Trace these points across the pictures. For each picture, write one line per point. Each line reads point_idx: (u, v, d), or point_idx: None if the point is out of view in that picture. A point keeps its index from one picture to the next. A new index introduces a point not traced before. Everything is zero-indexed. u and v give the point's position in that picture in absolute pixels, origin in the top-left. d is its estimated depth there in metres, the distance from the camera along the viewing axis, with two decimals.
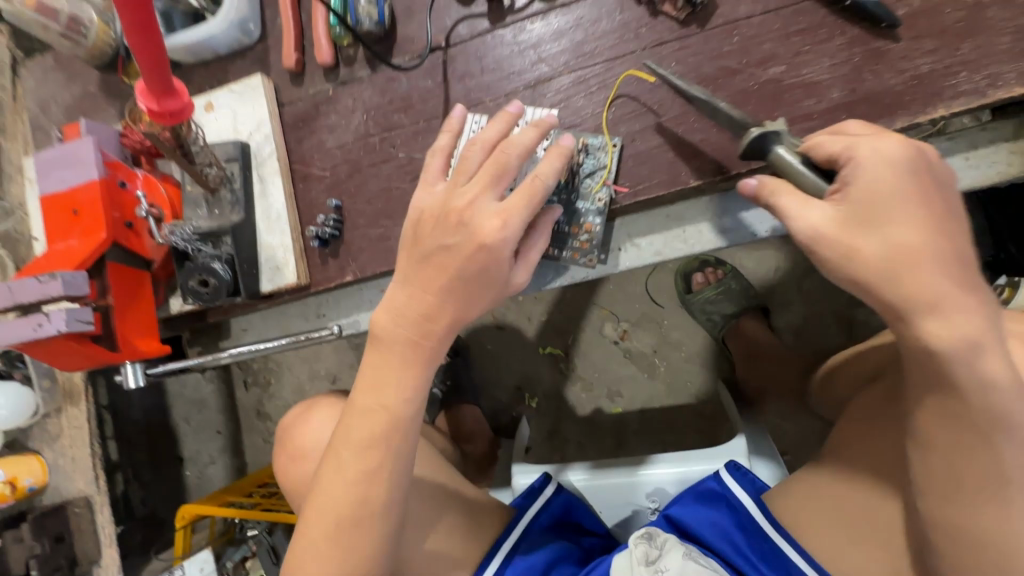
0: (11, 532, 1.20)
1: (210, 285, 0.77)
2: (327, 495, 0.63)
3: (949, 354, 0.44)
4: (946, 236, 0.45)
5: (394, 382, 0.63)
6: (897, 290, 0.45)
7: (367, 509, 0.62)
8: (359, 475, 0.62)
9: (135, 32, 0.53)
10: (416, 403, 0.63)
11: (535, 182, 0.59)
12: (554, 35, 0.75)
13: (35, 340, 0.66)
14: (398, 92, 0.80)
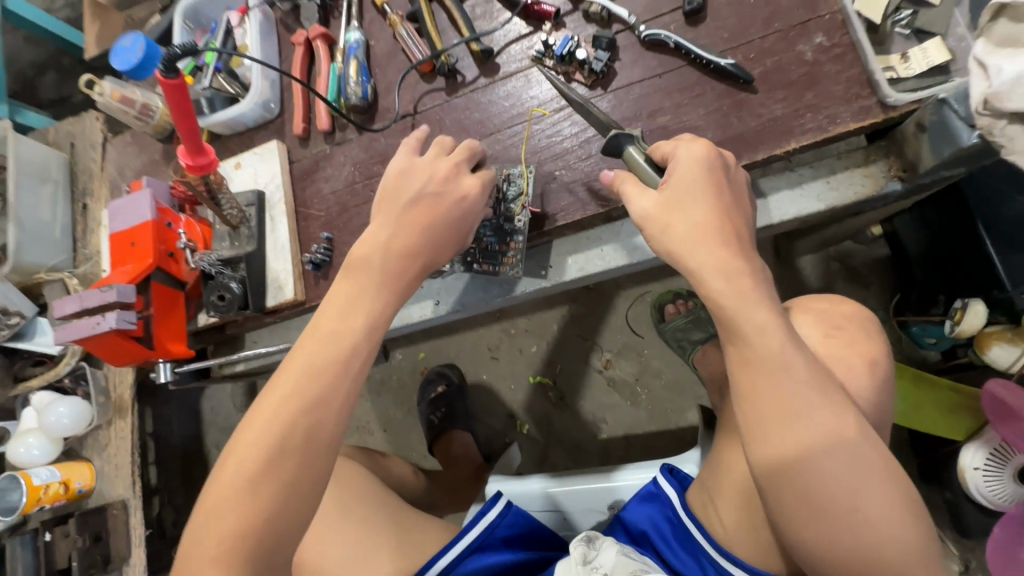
0: (60, 528, 1.40)
1: (226, 299, 0.99)
2: (273, 412, 0.66)
3: (729, 303, 0.70)
4: (728, 215, 0.73)
5: (361, 310, 0.73)
6: (697, 257, 0.71)
7: (311, 432, 0.66)
8: (310, 394, 0.67)
9: (175, 107, 0.75)
10: (374, 333, 0.73)
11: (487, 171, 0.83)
12: (494, 101, 0.96)
13: (93, 335, 0.88)
14: (378, 149, 1.03)
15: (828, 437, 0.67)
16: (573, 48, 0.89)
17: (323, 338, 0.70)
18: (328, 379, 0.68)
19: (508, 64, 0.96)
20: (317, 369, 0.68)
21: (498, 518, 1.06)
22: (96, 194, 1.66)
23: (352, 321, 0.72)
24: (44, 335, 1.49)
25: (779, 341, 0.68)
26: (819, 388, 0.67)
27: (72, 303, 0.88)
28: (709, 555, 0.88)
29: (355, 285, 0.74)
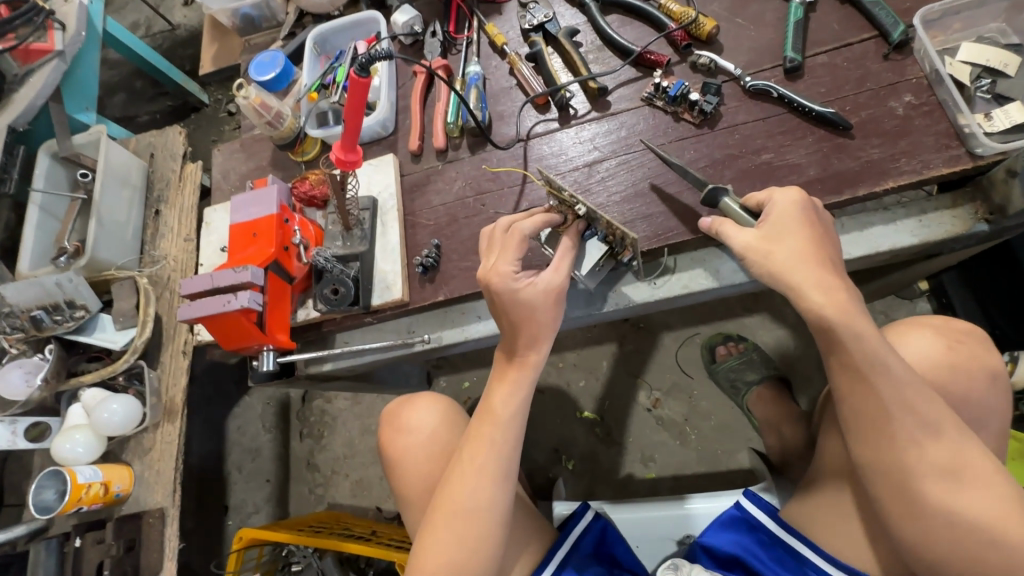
0: (92, 534, 1.32)
1: (339, 293, 1.03)
2: (452, 492, 0.81)
3: (827, 311, 0.74)
4: (822, 245, 0.78)
5: (504, 393, 0.85)
6: (796, 276, 0.76)
7: (484, 505, 0.79)
8: (476, 470, 0.81)
9: (354, 90, 0.83)
10: (518, 408, 0.83)
11: (513, 231, 0.86)
12: (604, 132, 1.06)
13: (222, 313, 0.90)
14: (490, 168, 1.11)
15: (932, 445, 0.71)
16: (686, 91, 1.00)
17: (476, 431, 0.83)
18: (481, 473, 0.80)
19: (619, 103, 1.07)
20: (472, 464, 0.81)
21: (594, 520, 1.04)
22: (171, 202, 1.72)
23: (490, 414, 0.83)
24: (105, 331, 1.48)
25: (876, 347, 0.73)
26: (924, 398, 0.71)
27: (204, 283, 0.92)
28: (816, 566, 0.90)
29: (502, 372, 0.87)
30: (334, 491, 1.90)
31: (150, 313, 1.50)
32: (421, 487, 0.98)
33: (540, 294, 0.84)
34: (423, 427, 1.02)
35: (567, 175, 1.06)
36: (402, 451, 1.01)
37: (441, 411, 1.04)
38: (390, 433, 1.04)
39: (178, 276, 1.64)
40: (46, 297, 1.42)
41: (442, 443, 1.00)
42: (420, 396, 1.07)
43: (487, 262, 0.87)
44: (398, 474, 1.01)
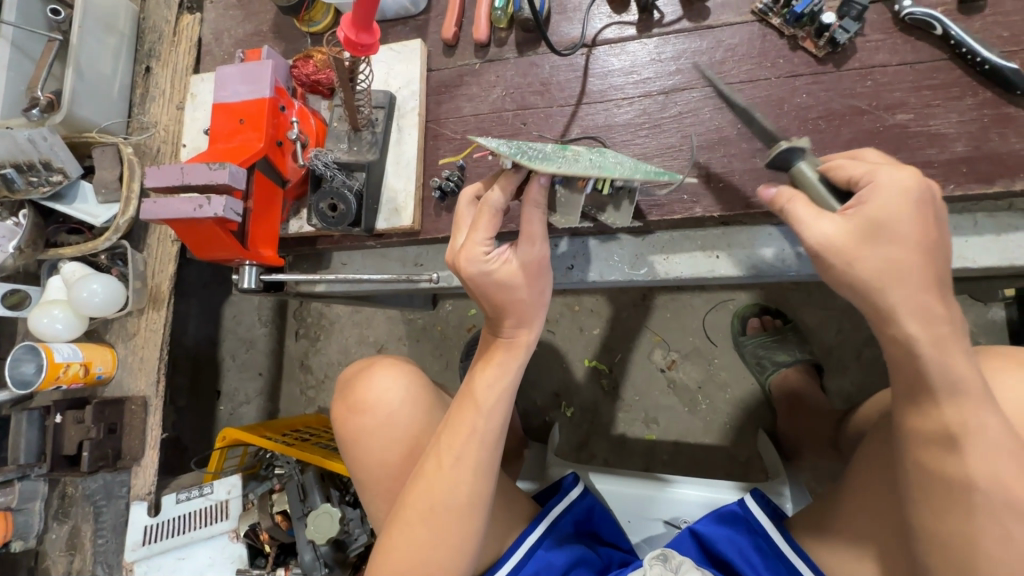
0: (72, 413, 1.28)
1: (338, 210, 0.85)
2: (429, 486, 0.79)
3: (919, 343, 0.60)
4: (926, 259, 0.61)
5: (487, 375, 0.82)
6: (889, 298, 0.61)
7: (464, 498, 0.78)
8: (452, 461, 0.79)
9: None
10: (496, 391, 0.81)
11: (487, 203, 0.74)
12: (693, 52, 0.82)
13: (192, 219, 0.74)
14: (539, 76, 0.89)
15: (1009, 509, 0.57)
16: (818, 8, 0.74)
17: (457, 418, 0.81)
18: (459, 464, 0.79)
19: (720, 13, 0.82)
20: (439, 461, 0.80)
21: (577, 499, 1.06)
22: (163, 58, 1.48)
23: (471, 398, 0.81)
24: (86, 202, 1.35)
25: (972, 388, 0.59)
26: (993, 435, 0.59)
27: (171, 177, 0.75)
28: None
29: (489, 356, 0.83)
30: (325, 395, 1.85)
31: (135, 189, 1.34)
32: (384, 470, 0.98)
33: (518, 272, 0.77)
34: (377, 403, 1.00)
35: (640, 101, 0.84)
36: (357, 433, 1.00)
37: (393, 382, 1.02)
38: (346, 410, 1.03)
39: (168, 149, 1.45)
40: (18, 152, 1.26)
41: (395, 421, 0.99)
42: (380, 364, 1.07)
43: (458, 238, 0.77)
44: (359, 452, 1.00)
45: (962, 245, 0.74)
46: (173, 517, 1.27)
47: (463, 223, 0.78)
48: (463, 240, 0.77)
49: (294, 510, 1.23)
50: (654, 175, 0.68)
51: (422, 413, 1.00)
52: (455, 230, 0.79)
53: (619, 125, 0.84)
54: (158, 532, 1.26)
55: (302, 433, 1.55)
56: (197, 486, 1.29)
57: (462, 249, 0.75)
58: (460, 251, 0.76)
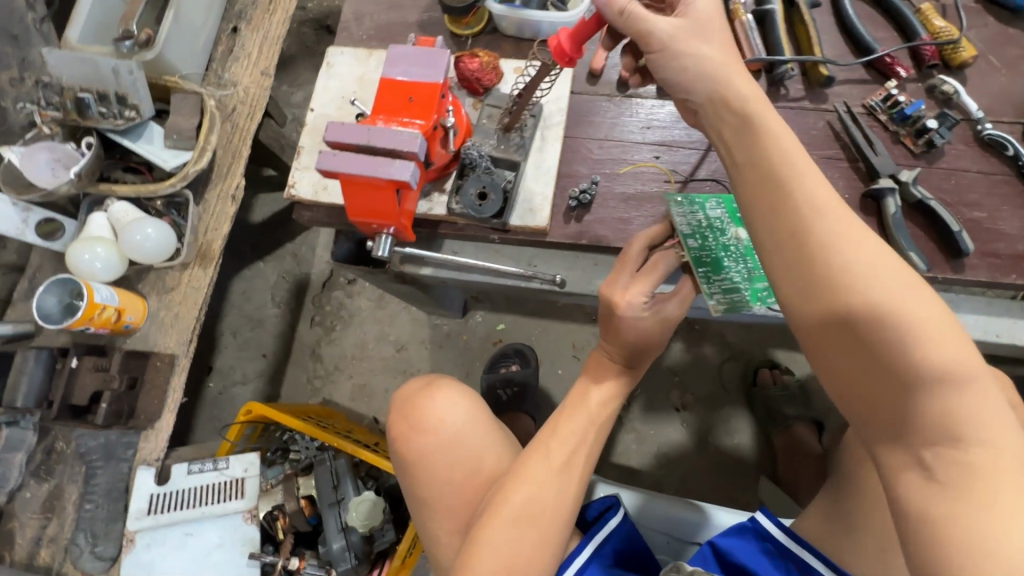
0: (93, 360, 1.19)
1: (486, 201, 0.90)
2: (534, 490, 0.79)
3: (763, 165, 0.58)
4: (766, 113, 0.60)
5: (598, 390, 0.88)
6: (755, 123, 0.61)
7: (567, 503, 0.80)
8: (562, 465, 0.81)
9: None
10: (608, 405, 0.87)
11: (659, 262, 0.80)
12: (812, 127, 0.96)
13: (374, 179, 0.77)
14: (673, 120, 1.00)
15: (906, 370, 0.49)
16: (921, 114, 0.91)
17: (566, 424, 0.85)
18: (568, 466, 0.82)
19: (836, 101, 0.97)
20: (548, 461, 0.81)
21: (616, 528, 1.09)
22: (254, 23, 1.49)
23: (584, 408, 0.86)
24: (152, 145, 1.29)
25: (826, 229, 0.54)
26: (984, 404, 0.48)
27: (358, 136, 0.77)
28: None
29: (599, 376, 0.89)
30: (332, 387, 1.79)
31: (211, 142, 1.31)
32: (444, 491, 0.88)
33: (666, 321, 0.82)
34: (442, 424, 0.91)
35: None
36: (420, 454, 0.90)
37: (463, 405, 0.93)
38: (407, 428, 0.92)
39: (244, 110, 1.43)
40: (97, 81, 1.22)
41: (464, 441, 0.90)
42: (440, 383, 0.96)
43: (619, 278, 0.82)
44: (418, 474, 0.90)
45: (1014, 326, 0.89)
46: (181, 488, 1.19)
47: (629, 263, 0.82)
48: (625, 280, 0.81)
49: (325, 497, 1.18)
50: (781, 300, 0.82)
51: (491, 437, 0.92)
52: (622, 262, 0.82)
53: None
54: (166, 503, 1.16)
55: (318, 422, 1.50)
56: (213, 459, 1.21)
57: (626, 291, 0.80)
58: (622, 294, 0.80)
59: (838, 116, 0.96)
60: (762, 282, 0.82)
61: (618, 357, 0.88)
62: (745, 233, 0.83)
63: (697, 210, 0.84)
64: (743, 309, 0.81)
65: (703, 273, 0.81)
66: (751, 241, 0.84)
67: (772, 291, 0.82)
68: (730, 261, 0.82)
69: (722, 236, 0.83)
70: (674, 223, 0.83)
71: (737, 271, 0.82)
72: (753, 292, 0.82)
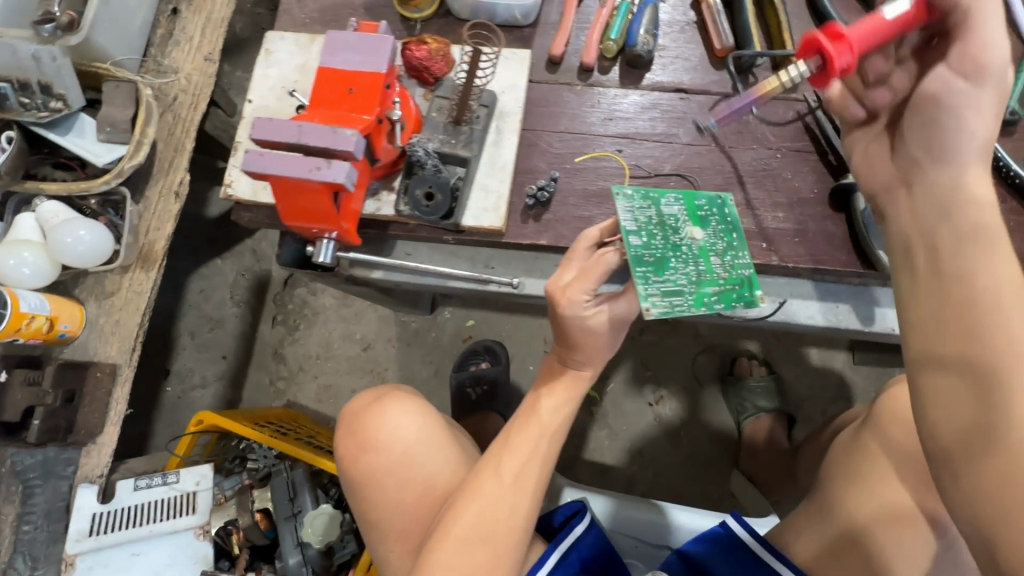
0: (24, 373, 1.10)
1: (434, 200, 0.83)
2: (483, 509, 0.75)
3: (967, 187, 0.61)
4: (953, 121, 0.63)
5: (551, 398, 0.82)
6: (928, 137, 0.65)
7: (519, 520, 0.76)
8: (513, 480, 0.77)
9: None
10: (561, 414, 0.82)
11: (603, 258, 0.75)
12: (780, 118, 0.92)
13: (304, 182, 0.70)
14: (636, 110, 0.94)
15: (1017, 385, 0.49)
16: None
17: (517, 436, 0.80)
18: (519, 481, 0.77)
19: (806, 90, 0.92)
20: (498, 478, 0.77)
21: (582, 535, 1.05)
22: (196, 4, 1.38)
23: (535, 418, 0.81)
24: (84, 138, 1.19)
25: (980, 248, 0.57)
26: None
27: (286, 133, 0.70)
28: None
29: (552, 383, 0.84)
30: (296, 389, 1.72)
31: (149, 135, 1.21)
32: (394, 511, 0.84)
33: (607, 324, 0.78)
34: (391, 441, 0.86)
35: (728, 151, 0.91)
36: (368, 473, 0.86)
37: (413, 420, 0.89)
38: (353, 445, 0.88)
39: (187, 99, 1.33)
40: (16, 69, 1.11)
41: (414, 458, 0.85)
42: (390, 397, 0.91)
43: (563, 274, 0.78)
44: (367, 494, 0.86)
45: None
46: (127, 506, 1.13)
47: (574, 258, 0.78)
48: (567, 277, 0.77)
49: (279, 510, 1.13)
50: (729, 308, 0.75)
51: (443, 451, 0.87)
52: (568, 256, 0.79)
53: (709, 168, 0.91)
54: (109, 522, 1.11)
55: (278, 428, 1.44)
56: (161, 474, 1.15)
57: (565, 287, 0.76)
58: (562, 289, 0.76)
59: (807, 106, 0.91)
60: (710, 287, 0.75)
61: (572, 362, 0.83)
62: (698, 233, 0.78)
63: (651, 205, 0.78)
64: (681, 313, 0.73)
65: (641, 272, 0.74)
66: (706, 241, 0.78)
67: (720, 297, 0.75)
68: (678, 262, 0.76)
69: (673, 235, 0.77)
70: (619, 217, 0.76)
71: (682, 273, 0.75)
72: (698, 297, 0.75)
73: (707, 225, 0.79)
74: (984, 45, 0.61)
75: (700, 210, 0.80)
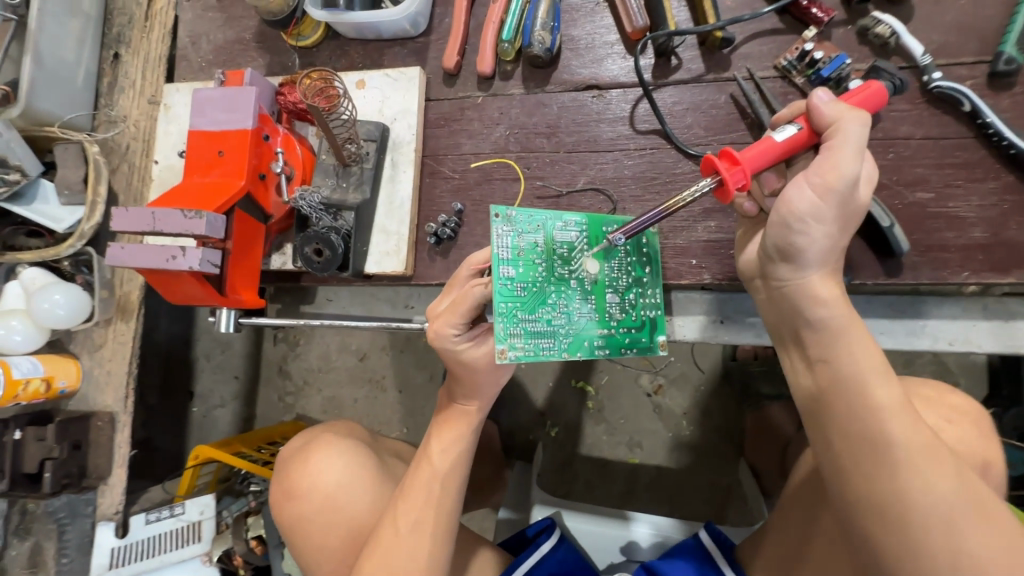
0: (34, 429, 1.22)
1: (324, 255, 0.79)
2: (387, 555, 0.79)
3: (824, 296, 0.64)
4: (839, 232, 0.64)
5: (443, 439, 0.86)
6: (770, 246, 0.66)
7: (423, 563, 0.78)
8: (411, 524, 0.80)
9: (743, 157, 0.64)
10: (453, 453, 0.85)
11: (467, 294, 0.73)
12: (708, 104, 0.84)
13: (162, 271, 0.69)
14: (546, 117, 0.87)
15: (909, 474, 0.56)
16: (842, 74, 0.79)
17: (412, 482, 0.83)
18: (420, 524, 0.80)
19: (738, 65, 0.84)
20: (398, 523, 0.81)
21: (549, 552, 1.01)
22: (133, 46, 1.34)
23: (429, 464, 0.84)
24: (49, 204, 1.25)
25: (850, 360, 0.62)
26: (964, 517, 0.54)
27: (141, 222, 0.69)
28: None
29: (446, 425, 0.87)
30: (304, 402, 1.79)
31: (101, 192, 1.24)
32: (323, 555, 0.90)
33: (482, 359, 0.78)
34: (313, 488, 0.92)
35: (650, 154, 0.84)
36: (296, 519, 0.92)
37: (331, 467, 0.94)
38: (280, 496, 0.95)
39: (139, 146, 1.34)
40: None
41: (334, 503, 0.91)
42: (310, 446, 0.97)
43: (442, 300, 0.78)
44: (296, 539, 0.92)
45: (968, 328, 0.83)
46: (141, 538, 1.25)
47: (452, 286, 0.77)
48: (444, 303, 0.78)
49: (271, 538, 1.22)
50: (615, 351, 0.77)
51: (361, 494, 0.92)
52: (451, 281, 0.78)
53: (628, 178, 0.84)
54: (128, 554, 1.24)
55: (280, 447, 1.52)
56: (168, 507, 1.27)
57: (434, 318, 0.76)
58: (435, 317, 0.77)
59: (740, 88, 0.82)
60: (598, 325, 0.76)
61: (459, 401, 0.87)
62: (593, 267, 0.76)
63: (543, 233, 0.75)
64: (550, 356, 0.74)
65: (508, 308, 0.72)
66: (603, 274, 0.77)
67: (604, 341, 0.76)
68: (564, 298, 0.75)
69: (567, 268, 0.75)
70: (493, 244, 0.73)
71: (566, 313, 0.75)
72: (584, 332, 0.76)
73: (610, 258, 0.77)
74: (836, 164, 0.61)
75: (603, 237, 0.77)
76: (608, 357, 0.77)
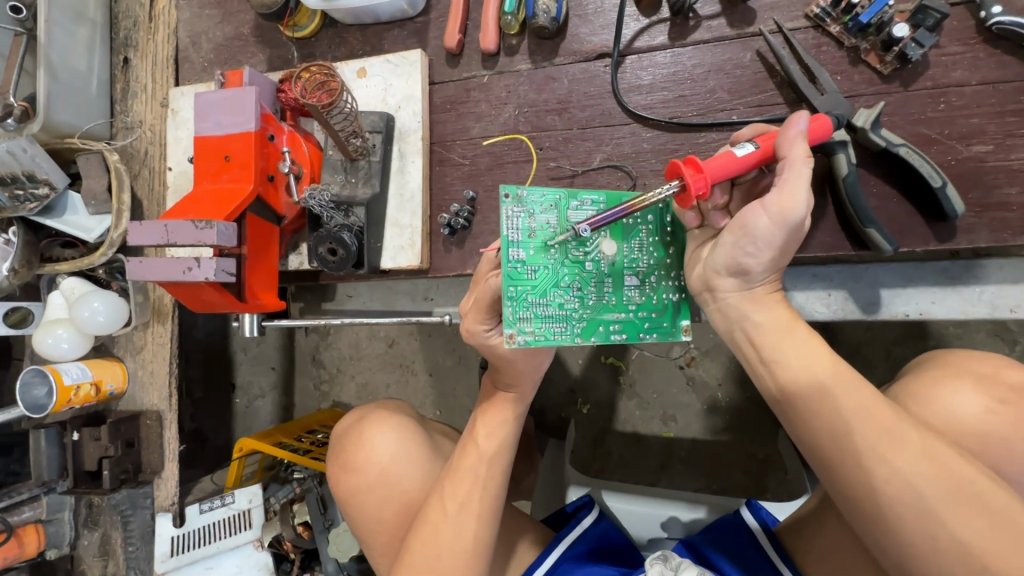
0: (89, 430, 1.28)
1: (338, 254, 0.77)
2: (436, 532, 0.80)
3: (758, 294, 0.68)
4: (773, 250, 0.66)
5: (488, 422, 0.86)
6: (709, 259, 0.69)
7: (468, 544, 0.79)
8: (456, 503, 0.81)
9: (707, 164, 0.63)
10: (496, 435, 0.85)
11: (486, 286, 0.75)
12: (732, 63, 0.78)
13: (180, 282, 0.70)
14: (556, 93, 0.83)
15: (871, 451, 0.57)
16: (884, 17, 0.71)
17: (456, 464, 0.84)
18: (465, 504, 0.81)
19: (763, 19, 0.78)
20: (444, 503, 0.81)
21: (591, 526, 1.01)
22: (141, 48, 1.34)
23: (474, 446, 0.84)
24: (78, 214, 1.27)
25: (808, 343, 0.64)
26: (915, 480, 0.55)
27: (156, 235, 0.69)
28: None
29: (491, 409, 0.88)
30: (339, 389, 1.84)
31: (125, 200, 1.26)
32: (377, 528, 0.92)
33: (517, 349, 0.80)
34: (367, 463, 0.95)
35: (668, 124, 0.79)
36: (351, 492, 0.95)
37: (385, 443, 0.95)
38: (338, 469, 0.97)
39: (157, 150, 1.36)
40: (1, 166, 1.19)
41: (389, 478, 0.93)
42: (368, 420, 0.99)
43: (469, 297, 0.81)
44: (349, 512, 0.95)
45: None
46: (198, 527, 1.31)
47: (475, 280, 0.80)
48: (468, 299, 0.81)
49: (316, 524, 1.28)
50: (630, 336, 0.74)
51: (414, 471, 0.93)
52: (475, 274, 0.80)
53: (647, 152, 0.79)
54: (185, 543, 1.29)
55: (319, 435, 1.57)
56: (219, 497, 1.33)
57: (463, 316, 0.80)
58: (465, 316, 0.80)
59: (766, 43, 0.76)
60: (613, 310, 0.74)
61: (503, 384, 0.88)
62: (610, 248, 0.73)
63: (556, 212, 0.72)
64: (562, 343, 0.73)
65: (519, 292, 0.72)
66: (620, 256, 0.74)
67: (620, 325, 0.74)
68: (576, 282, 0.73)
69: (581, 249, 0.73)
70: (503, 225, 0.71)
71: (579, 297, 0.73)
72: (595, 317, 0.74)
73: (627, 238, 0.74)
74: (792, 196, 0.62)
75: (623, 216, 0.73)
76: (625, 342, 0.74)
